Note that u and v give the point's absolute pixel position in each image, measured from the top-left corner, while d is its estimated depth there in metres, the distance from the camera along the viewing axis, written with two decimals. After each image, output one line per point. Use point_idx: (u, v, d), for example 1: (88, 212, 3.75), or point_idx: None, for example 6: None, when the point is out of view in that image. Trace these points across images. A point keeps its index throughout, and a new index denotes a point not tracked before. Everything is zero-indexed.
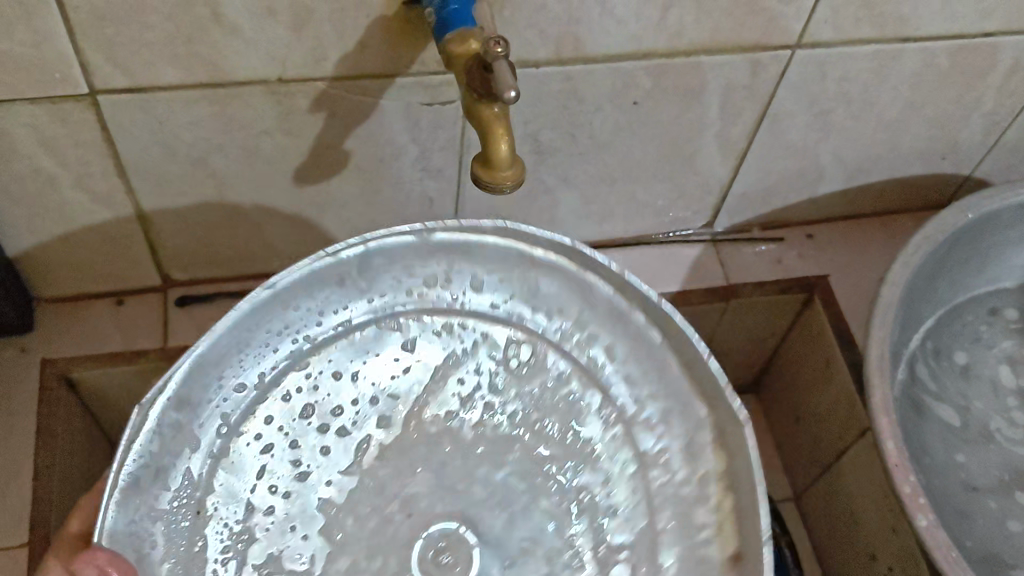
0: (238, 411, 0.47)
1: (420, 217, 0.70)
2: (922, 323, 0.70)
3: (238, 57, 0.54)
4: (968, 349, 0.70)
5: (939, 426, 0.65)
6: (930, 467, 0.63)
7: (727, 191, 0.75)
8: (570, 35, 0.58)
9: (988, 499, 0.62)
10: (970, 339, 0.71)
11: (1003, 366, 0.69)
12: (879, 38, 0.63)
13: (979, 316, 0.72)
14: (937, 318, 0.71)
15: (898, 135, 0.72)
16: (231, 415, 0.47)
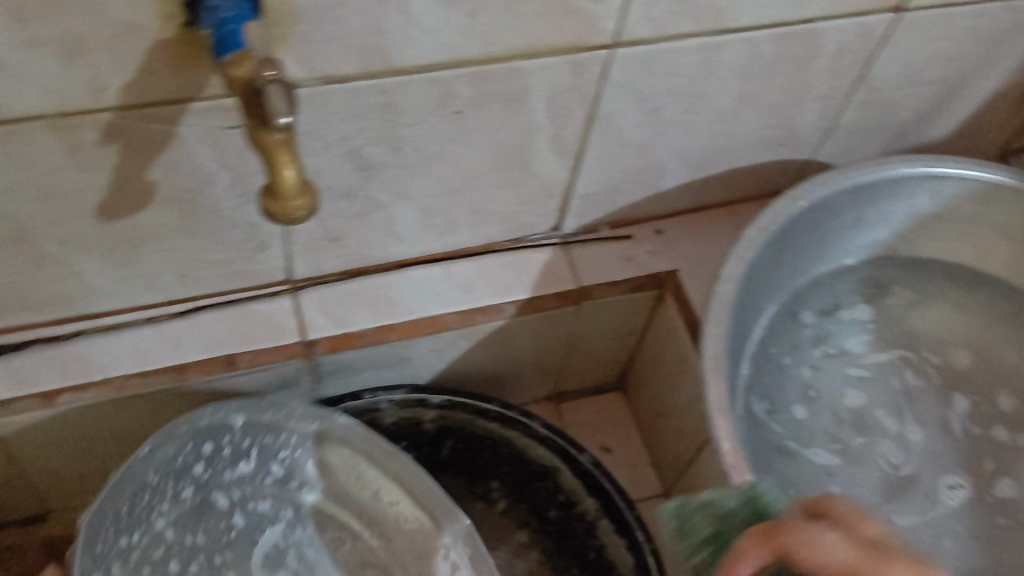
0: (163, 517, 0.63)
1: (248, 243, 0.67)
2: (762, 316, 0.71)
3: (5, 93, 0.50)
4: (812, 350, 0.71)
5: (785, 437, 0.67)
6: (788, 496, 0.65)
7: (570, 192, 0.73)
8: (374, 47, 0.55)
9: (854, 526, 0.64)
10: (812, 336, 0.72)
11: (847, 366, 0.71)
12: (699, 32, 0.62)
13: (820, 308, 0.73)
14: (775, 310, 0.72)
15: (734, 126, 0.72)
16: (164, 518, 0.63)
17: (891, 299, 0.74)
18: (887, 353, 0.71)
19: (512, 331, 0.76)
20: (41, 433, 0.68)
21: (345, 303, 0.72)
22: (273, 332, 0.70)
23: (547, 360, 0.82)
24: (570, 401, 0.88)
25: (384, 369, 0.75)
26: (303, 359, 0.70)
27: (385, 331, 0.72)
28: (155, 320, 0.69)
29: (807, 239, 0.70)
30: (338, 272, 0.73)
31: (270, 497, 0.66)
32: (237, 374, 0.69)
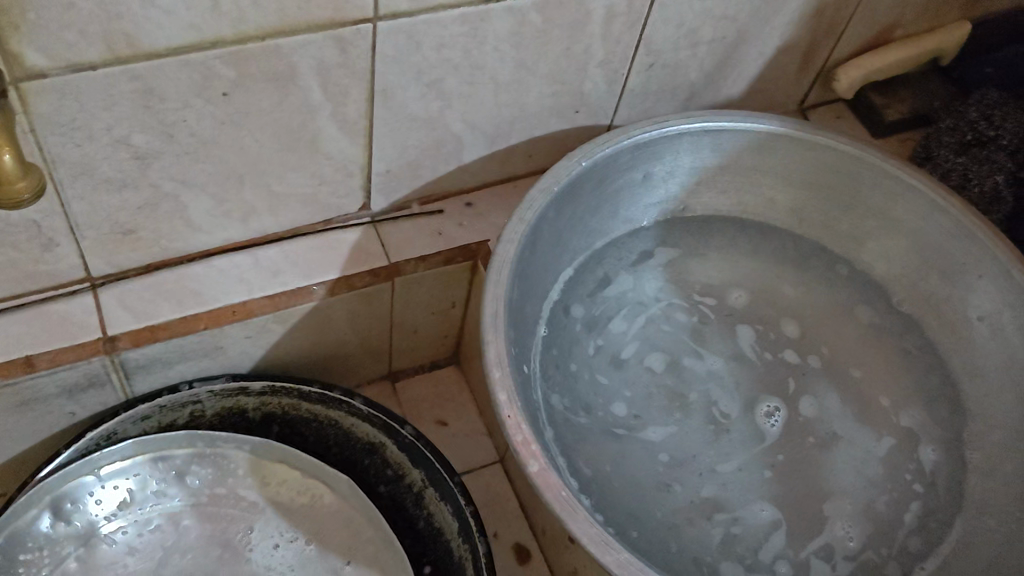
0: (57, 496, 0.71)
1: (33, 242, 0.66)
2: (562, 276, 0.72)
3: None
4: (604, 312, 0.72)
5: (589, 410, 0.68)
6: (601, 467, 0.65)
7: (369, 170, 0.74)
8: (116, 32, 0.55)
9: (661, 487, 0.65)
10: (605, 296, 0.73)
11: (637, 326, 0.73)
12: (458, 1, 0.63)
13: (615, 267, 0.75)
14: (576, 269, 0.73)
15: (521, 95, 0.74)
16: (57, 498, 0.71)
17: (673, 267, 0.76)
18: (674, 318, 0.74)
19: (327, 312, 0.77)
20: None
21: (148, 297, 0.72)
22: (73, 331, 0.69)
23: (373, 339, 0.83)
24: (407, 378, 0.89)
25: (199, 361, 0.75)
26: (107, 356, 0.70)
27: (190, 321, 0.72)
28: None
29: (595, 198, 0.72)
30: (140, 266, 0.72)
31: (152, 475, 0.75)
32: (37, 376, 0.68)
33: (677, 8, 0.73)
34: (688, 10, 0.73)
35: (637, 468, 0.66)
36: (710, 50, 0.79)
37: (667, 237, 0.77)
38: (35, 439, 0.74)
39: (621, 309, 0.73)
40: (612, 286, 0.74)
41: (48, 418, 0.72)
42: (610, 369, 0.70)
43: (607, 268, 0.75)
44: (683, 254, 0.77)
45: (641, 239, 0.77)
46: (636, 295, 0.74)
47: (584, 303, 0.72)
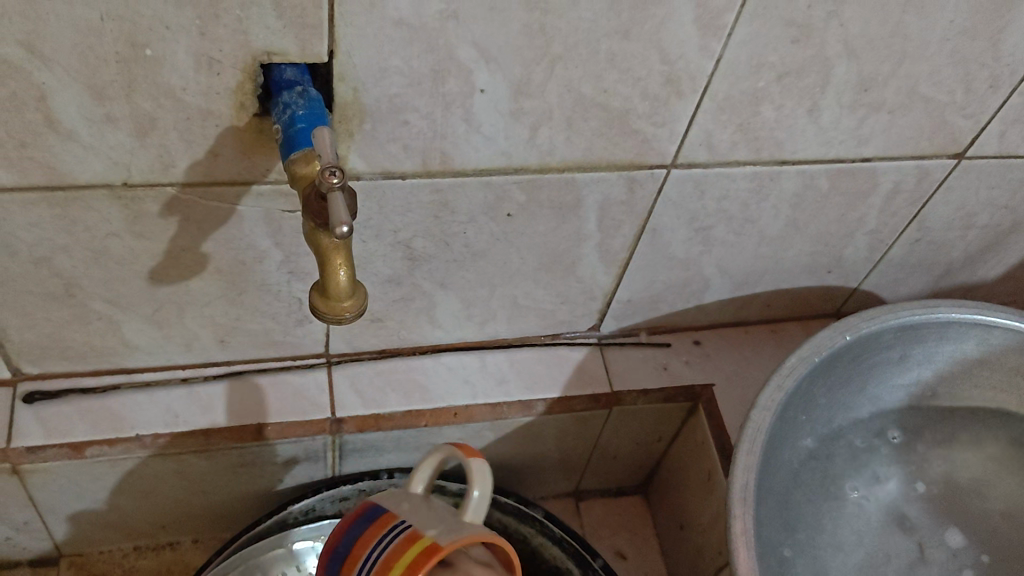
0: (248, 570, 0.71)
1: (290, 316, 0.68)
2: (800, 435, 0.69)
3: (77, 163, 0.51)
4: (821, 482, 0.71)
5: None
6: None
7: (612, 297, 0.74)
8: (436, 149, 0.56)
9: None
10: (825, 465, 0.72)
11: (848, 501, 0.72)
12: (756, 159, 0.62)
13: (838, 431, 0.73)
14: (812, 429, 0.70)
15: (780, 250, 0.72)
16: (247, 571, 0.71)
17: (874, 468, 0.74)
18: (877, 516, 0.72)
19: (540, 428, 0.76)
20: (66, 482, 0.68)
21: (377, 384, 0.72)
22: (304, 406, 0.70)
23: (572, 459, 0.81)
24: (591, 500, 0.87)
25: (408, 453, 0.75)
26: (330, 436, 0.70)
27: (413, 416, 0.71)
28: (189, 382, 0.70)
29: (841, 377, 0.68)
30: (375, 351, 0.74)
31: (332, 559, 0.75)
32: (265, 444, 0.69)
33: (964, 191, 0.70)
34: (973, 195, 0.71)
35: None
36: (979, 234, 0.75)
37: (870, 435, 0.74)
38: (239, 498, 0.75)
39: (828, 522, 0.70)
40: (820, 495, 0.71)
41: (258, 481, 0.73)
42: (822, 548, 0.69)
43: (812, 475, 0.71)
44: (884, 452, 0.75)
45: (847, 439, 0.73)
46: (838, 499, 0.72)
47: (807, 466, 0.70)
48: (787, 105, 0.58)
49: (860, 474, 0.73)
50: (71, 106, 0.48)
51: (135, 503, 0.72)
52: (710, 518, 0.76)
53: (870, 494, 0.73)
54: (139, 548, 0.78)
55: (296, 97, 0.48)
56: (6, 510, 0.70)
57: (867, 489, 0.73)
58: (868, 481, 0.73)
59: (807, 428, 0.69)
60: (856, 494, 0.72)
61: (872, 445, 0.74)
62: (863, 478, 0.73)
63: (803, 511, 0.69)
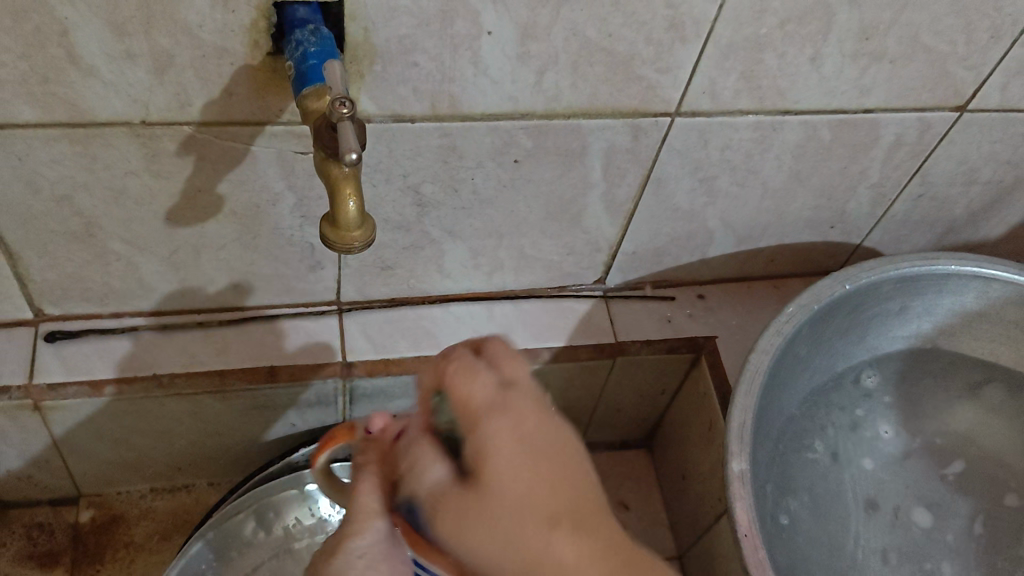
0: (254, 507, 0.74)
1: (303, 262, 0.70)
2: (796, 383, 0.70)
3: (97, 99, 0.53)
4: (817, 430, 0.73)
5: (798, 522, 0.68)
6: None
7: (617, 249, 0.75)
8: (444, 92, 0.57)
9: None
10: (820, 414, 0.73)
11: (842, 449, 0.73)
12: (758, 109, 0.64)
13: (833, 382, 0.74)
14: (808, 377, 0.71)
15: (783, 203, 0.73)
16: (253, 509, 0.74)
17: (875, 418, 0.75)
18: (874, 463, 0.73)
19: (546, 377, 0.78)
20: (86, 420, 0.71)
21: (387, 330, 0.74)
22: (315, 350, 0.72)
23: (577, 410, 0.83)
24: (595, 454, 0.89)
25: (417, 399, 0.77)
26: (341, 379, 0.73)
27: (421, 361, 0.73)
28: (205, 325, 0.72)
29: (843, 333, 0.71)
30: (384, 300, 0.76)
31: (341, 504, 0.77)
32: (277, 386, 0.71)
33: (966, 146, 0.71)
34: (975, 149, 0.71)
35: None
36: (982, 190, 0.76)
37: (872, 388, 0.76)
38: (253, 441, 0.77)
39: (825, 465, 0.72)
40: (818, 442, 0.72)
41: (271, 424, 0.76)
42: (816, 492, 0.70)
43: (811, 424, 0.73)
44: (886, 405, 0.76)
45: (845, 391, 0.75)
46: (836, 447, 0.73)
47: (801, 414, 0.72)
48: (789, 52, 0.60)
49: (857, 423, 0.75)
50: (93, 41, 0.50)
51: (152, 443, 0.75)
52: (711, 468, 0.78)
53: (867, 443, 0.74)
54: (156, 490, 0.80)
55: (309, 34, 0.49)
56: (28, 446, 0.72)
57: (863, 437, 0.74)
58: (870, 430, 0.75)
59: (805, 378, 0.72)
60: (855, 442, 0.74)
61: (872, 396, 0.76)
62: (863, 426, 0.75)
63: (799, 455, 0.72)
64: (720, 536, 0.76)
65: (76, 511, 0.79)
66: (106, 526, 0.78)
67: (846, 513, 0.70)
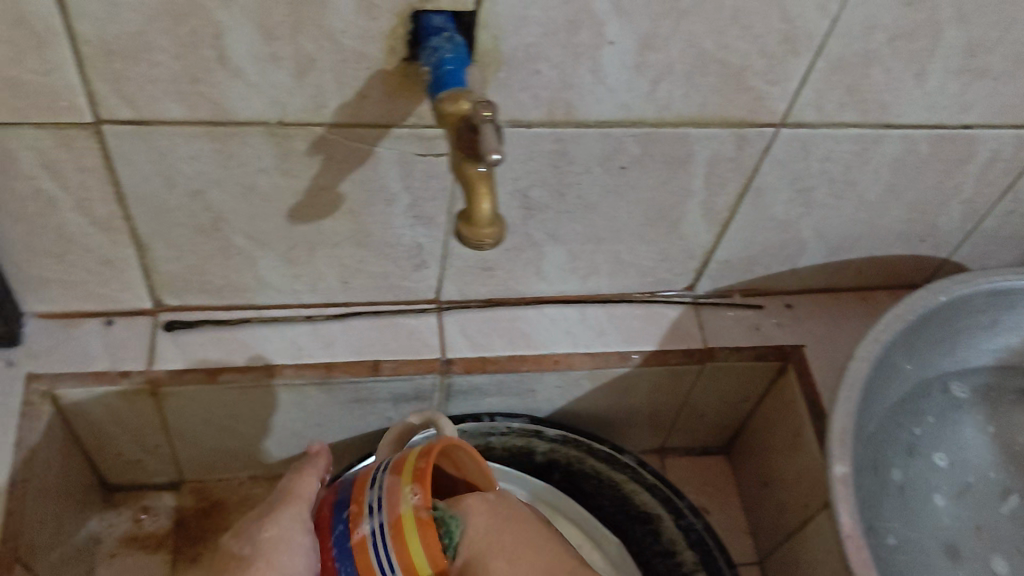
0: None
1: (409, 260, 0.73)
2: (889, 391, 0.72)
3: (239, 99, 0.56)
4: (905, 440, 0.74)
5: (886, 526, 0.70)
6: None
7: (710, 257, 0.77)
8: (562, 100, 0.60)
9: None
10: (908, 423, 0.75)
11: (928, 458, 0.74)
12: (861, 122, 0.65)
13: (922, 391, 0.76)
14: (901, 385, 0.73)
15: (876, 216, 0.75)
16: None
17: (956, 432, 0.76)
18: (959, 475, 0.74)
19: (634, 380, 0.79)
20: (197, 406, 0.74)
21: (484, 329, 0.77)
22: (416, 346, 0.75)
23: (662, 413, 0.84)
24: (675, 458, 0.90)
25: (509, 398, 0.79)
26: (439, 375, 0.75)
27: (517, 360, 0.76)
28: (312, 319, 0.75)
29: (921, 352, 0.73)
30: (481, 300, 0.78)
31: None
32: (379, 379, 0.74)
33: None
34: None
35: None
36: None
37: (952, 405, 0.77)
38: (349, 432, 0.80)
39: (918, 477, 0.73)
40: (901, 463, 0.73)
41: (369, 417, 0.79)
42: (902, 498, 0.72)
43: (898, 443, 0.74)
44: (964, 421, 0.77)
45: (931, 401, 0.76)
46: (919, 462, 0.74)
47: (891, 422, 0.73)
48: (896, 67, 0.61)
49: (943, 434, 0.76)
50: (244, 45, 0.53)
51: (256, 432, 0.78)
52: (795, 475, 0.78)
53: (953, 454, 0.75)
54: (255, 477, 0.83)
55: (444, 42, 0.53)
56: (141, 431, 0.76)
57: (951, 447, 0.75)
58: (951, 446, 0.76)
59: (894, 392, 0.73)
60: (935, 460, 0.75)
61: (951, 409, 0.77)
62: (953, 442, 0.76)
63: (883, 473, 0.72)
64: (805, 541, 0.77)
65: (179, 495, 0.82)
66: (208, 511, 0.82)
67: (928, 520, 0.71)
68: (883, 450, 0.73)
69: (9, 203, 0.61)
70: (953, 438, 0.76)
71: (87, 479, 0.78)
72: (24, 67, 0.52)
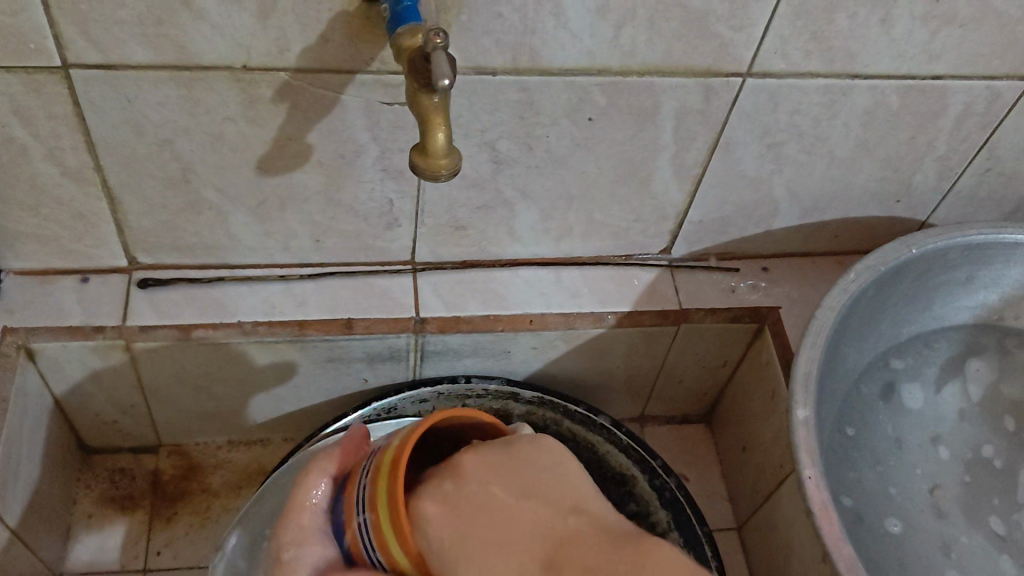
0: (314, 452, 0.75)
1: (382, 218, 0.73)
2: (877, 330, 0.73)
3: (203, 43, 0.57)
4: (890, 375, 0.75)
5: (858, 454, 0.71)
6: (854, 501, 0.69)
7: (683, 217, 0.77)
8: (526, 45, 0.60)
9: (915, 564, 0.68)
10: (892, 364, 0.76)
11: (911, 396, 0.75)
12: (827, 72, 0.65)
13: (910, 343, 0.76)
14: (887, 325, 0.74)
15: (851, 173, 0.74)
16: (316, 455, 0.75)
17: (959, 383, 0.76)
18: (934, 422, 0.75)
19: (610, 342, 0.79)
20: (171, 364, 0.74)
21: (458, 290, 0.77)
22: (390, 305, 0.75)
23: (640, 379, 0.84)
24: (655, 426, 0.90)
25: (483, 359, 0.79)
26: (413, 335, 0.75)
27: (490, 320, 0.76)
28: (286, 279, 0.76)
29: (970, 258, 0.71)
30: (457, 261, 0.78)
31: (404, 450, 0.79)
32: (352, 338, 0.74)
33: None
34: None
35: (892, 514, 0.70)
36: None
37: (955, 343, 0.77)
38: (325, 394, 0.80)
39: (892, 409, 0.74)
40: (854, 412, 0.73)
41: (344, 378, 0.79)
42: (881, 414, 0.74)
43: (876, 380, 0.75)
44: (974, 355, 0.77)
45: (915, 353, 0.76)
46: (892, 403, 0.75)
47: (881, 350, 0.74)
48: (860, 13, 0.61)
49: (924, 381, 0.76)
50: None
51: (232, 393, 0.78)
52: (771, 437, 0.78)
53: (933, 400, 0.76)
54: (232, 442, 0.84)
55: None
56: (116, 389, 0.76)
57: (933, 394, 0.76)
58: (928, 394, 0.76)
59: (883, 323, 0.73)
60: (905, 401, 0.75)
61: (945, 357, 0.77)
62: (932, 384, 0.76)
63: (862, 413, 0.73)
64: (779, 503, 0.76)
65: (157, 459, 0.83)
66: (185, 474, 0.82)
67: (900, 448, 0.73)
68: (850, 406, 0.73)
69: None
70: (933, 385, 0.76)
71: (65, 440, 0.78)
72: None
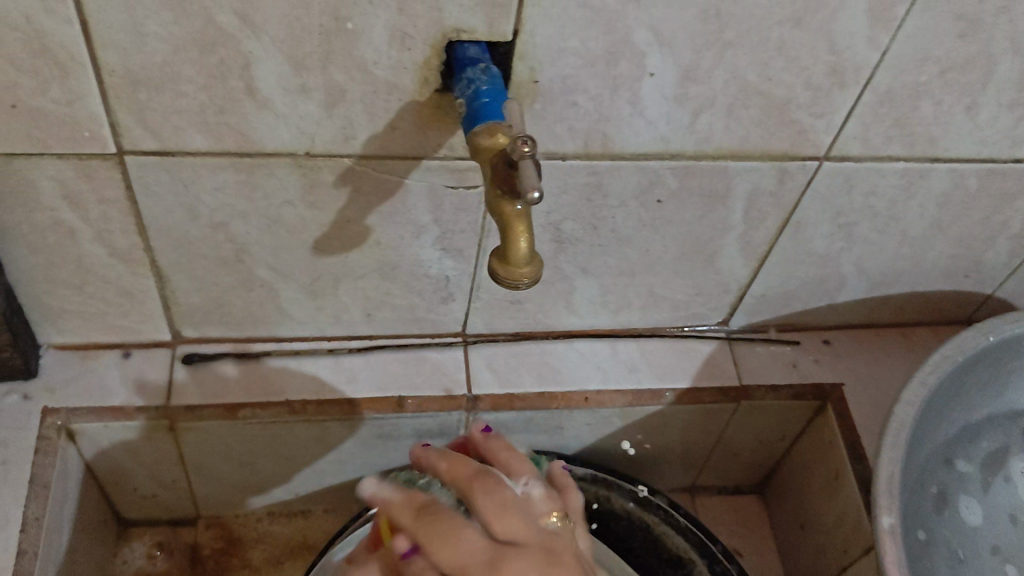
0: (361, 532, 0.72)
1: (436, 293, 0.71)
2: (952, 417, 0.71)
3: (266, 131, 0.55)
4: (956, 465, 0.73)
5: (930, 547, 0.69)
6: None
7: (746, 291, 0.74)
8: (599, 132, 0.58)
9: None
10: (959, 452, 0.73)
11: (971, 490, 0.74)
12: (907, 156, 0.63)
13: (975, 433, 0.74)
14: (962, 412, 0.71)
15: (920, 250, 0.72)
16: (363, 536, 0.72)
17: (1003, 478, 0.76)
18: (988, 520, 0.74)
19: (667, 418, 0.76)
20: (216, 441, 0.72)
21: (512, 364, 0.75)
22: (442, 381, 0.73)
23: (694, 452, 0.82)
24: (706, 496, 0.88)
25: (536, 435, 0.77)
26: (466, 413, 0.72)
27: (546, 397, 0.73)
28: (335, 352, 0.73)
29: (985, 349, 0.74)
30: (510, 333, 0.76)
31: None
32: (404, 416, 0.72)
33: None
34: None
35: None
36: None
37: (1004, 439, 0.76)
38: (371, 468, 0.78)
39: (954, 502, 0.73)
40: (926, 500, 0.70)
41: (392, 453, 0.76)
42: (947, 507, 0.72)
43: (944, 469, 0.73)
44: (1018, 452, 0.77)
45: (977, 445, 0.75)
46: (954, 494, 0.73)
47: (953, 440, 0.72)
48: (946, 101, 0.59)
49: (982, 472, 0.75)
50: (273, 76, 0.51)
51: (277, 467, 0.76)
52: (833, 520, 0.75)
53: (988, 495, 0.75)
54: (273, 514, 0.82)
55: (480, 73, 0.50)
56: (157, 465, 0.73)
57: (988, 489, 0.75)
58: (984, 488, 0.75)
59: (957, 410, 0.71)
60: (963, 512, 0.73)
61: (997, 452, 0.76)
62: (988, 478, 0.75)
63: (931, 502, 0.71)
64: None
65: (196, 531, 0.80)
66: (225, 548, 0.80)
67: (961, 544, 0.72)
68: (920, 499, 0.69)
69: (28, 234, 0.59)
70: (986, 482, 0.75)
71: (102, 515, 0.76)
72: (47, 97, 0.50)
